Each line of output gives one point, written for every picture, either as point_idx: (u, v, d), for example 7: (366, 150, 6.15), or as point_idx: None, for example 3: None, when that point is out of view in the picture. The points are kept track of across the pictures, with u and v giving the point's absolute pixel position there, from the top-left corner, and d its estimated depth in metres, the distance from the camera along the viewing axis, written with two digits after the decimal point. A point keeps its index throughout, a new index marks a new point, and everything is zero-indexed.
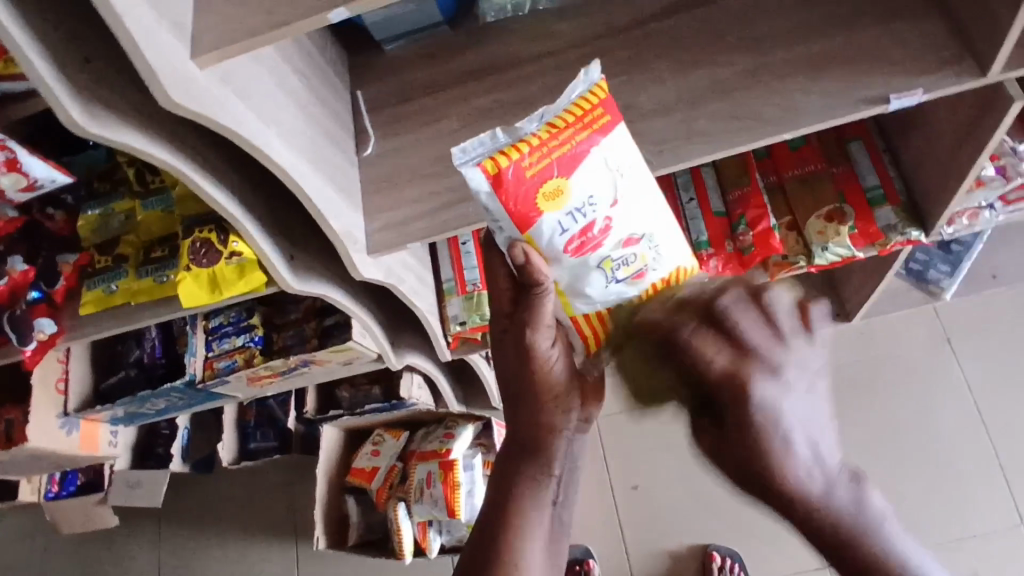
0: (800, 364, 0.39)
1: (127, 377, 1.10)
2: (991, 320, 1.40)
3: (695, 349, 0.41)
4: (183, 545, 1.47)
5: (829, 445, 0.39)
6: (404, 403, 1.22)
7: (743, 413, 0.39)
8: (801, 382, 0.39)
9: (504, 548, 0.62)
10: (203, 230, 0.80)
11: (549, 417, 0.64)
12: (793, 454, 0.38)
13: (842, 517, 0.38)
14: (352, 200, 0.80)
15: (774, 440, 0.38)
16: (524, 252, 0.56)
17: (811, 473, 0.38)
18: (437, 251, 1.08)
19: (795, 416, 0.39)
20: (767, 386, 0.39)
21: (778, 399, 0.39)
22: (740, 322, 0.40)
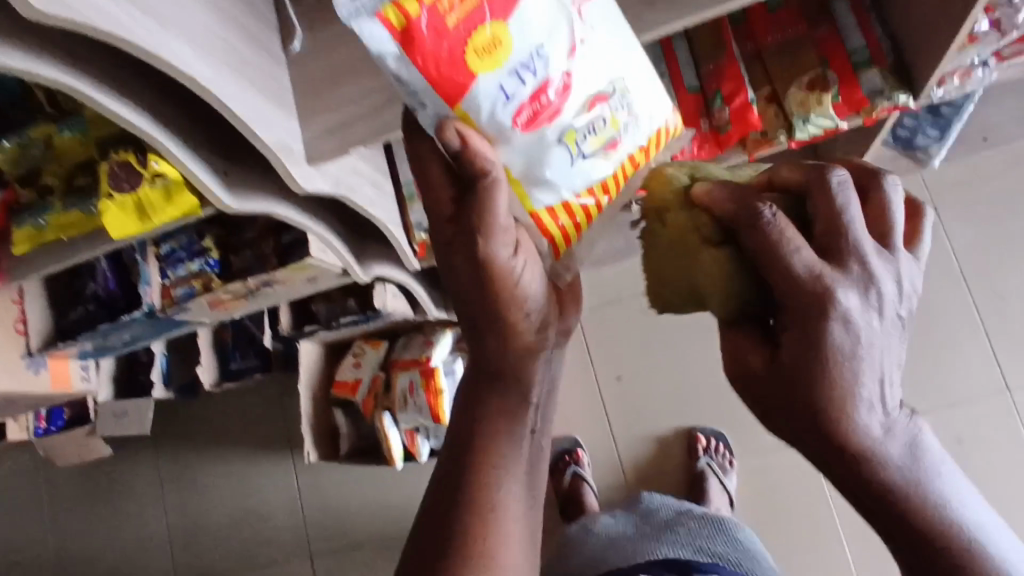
0: (878, 284, 0.45)
1: (87, 312, 1.07)
2: (978, 184, 1.35)
3: (779, 232, 0.45)
4: (182, 467, 1.50)
5: (893, 370, 0.46)
6: (379, 314, 1.18)
7: (824, 316, 0.44)
8: (879, 302, 0.45)
9: (476, 477, 0.54)
10: (122, 152, 0.74)
11: (522, 333, 0.55)
12: (865, 358, 0.45)
13: (874, 438, 0.45)
14: (282, 105, 0.73)
15: (843, 357, 0.45)
16: (459, 134, 0.49)
17: (872, 394, 0.45)
18: (393, 152, 1.00)
19: (865, 336, 0.45)
20: (854, 296, 0.44)
21: (867, 302, 0.45)
22: (844, 212, 0.46)
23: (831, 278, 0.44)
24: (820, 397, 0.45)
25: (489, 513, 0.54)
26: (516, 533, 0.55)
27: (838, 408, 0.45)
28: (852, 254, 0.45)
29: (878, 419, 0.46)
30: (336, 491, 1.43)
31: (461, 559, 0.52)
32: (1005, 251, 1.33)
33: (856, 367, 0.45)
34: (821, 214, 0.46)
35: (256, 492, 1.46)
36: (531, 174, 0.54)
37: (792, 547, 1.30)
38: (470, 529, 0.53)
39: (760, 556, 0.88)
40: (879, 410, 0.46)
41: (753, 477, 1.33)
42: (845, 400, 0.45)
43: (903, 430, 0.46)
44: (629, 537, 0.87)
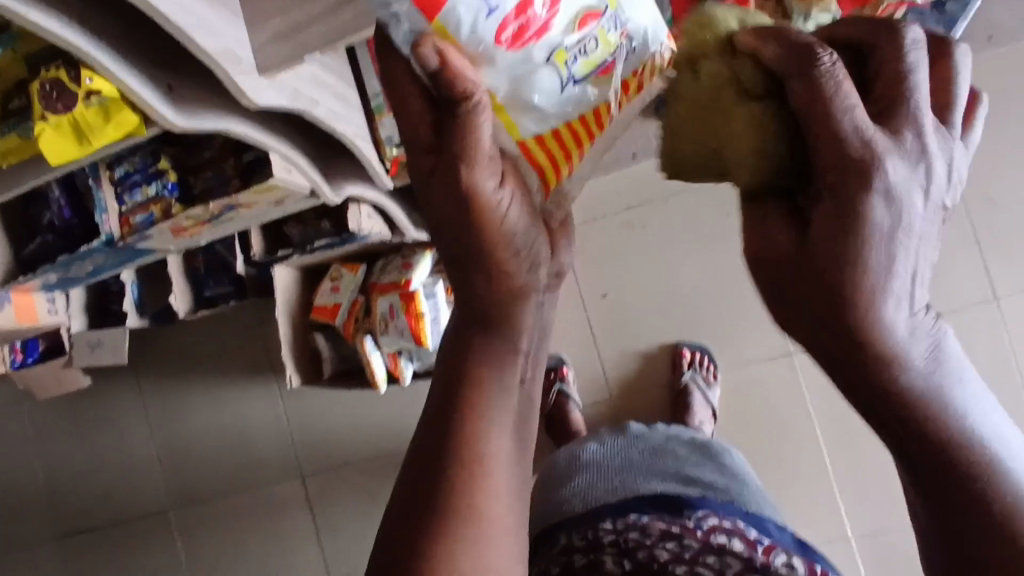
0: (926, 162, 0.40)
1: (45, 244, 1.00)
2: (981, 86, 1.28)
3: (835, 91, 0.38)
4: (165, 393, 1.49)
5: (919, 278, 0.42)
6: (355, 236, 1.14)
7: (864, 189, 0.39)
8: (922, 179, 0.40)
9: (469, 430, 0.47)
10: (51, 69, 0.68)
11: (511, 273, 0.50)
12: (902, 243, 0.40)
13: (896, 351, 0.41)
14: (224, 5, 0.65)
15: (881, 235, 0.39)
16: (438, 51, 0.44)
17: (901, 287, 0.41)
18: (358, 61, 0.92)
19: (906, 212, 0.40)
20: (898, 165, 0.39)
21: (912, 187, 0.39)
22: (908, 82, 0.40)
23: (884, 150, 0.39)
24: (845, 281, 0.40)
25: (487, 469, 0.47)
26: (510, 492, 0.48)
27: (862, 308, 0.40)
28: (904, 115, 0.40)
29: (904, 331, 0.41)
30: (323, 412, 1.43)
31: (459, 523, 0.45)
32: (1002, 157, 1.28)
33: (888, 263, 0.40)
34: (876, 69, 0.41)
35: (242, 415, 1.46)
36: (517, 98, 0.50)
37: (773, 455, 1.33)
38: (464, 480, 0.46)
39: (744, 478, 0.89)
40: (904, 317, 0.41)
41: (736, 389, 1.34)
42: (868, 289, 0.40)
43: (921, 361, 0.41)
44: (617, 468, 0.87)
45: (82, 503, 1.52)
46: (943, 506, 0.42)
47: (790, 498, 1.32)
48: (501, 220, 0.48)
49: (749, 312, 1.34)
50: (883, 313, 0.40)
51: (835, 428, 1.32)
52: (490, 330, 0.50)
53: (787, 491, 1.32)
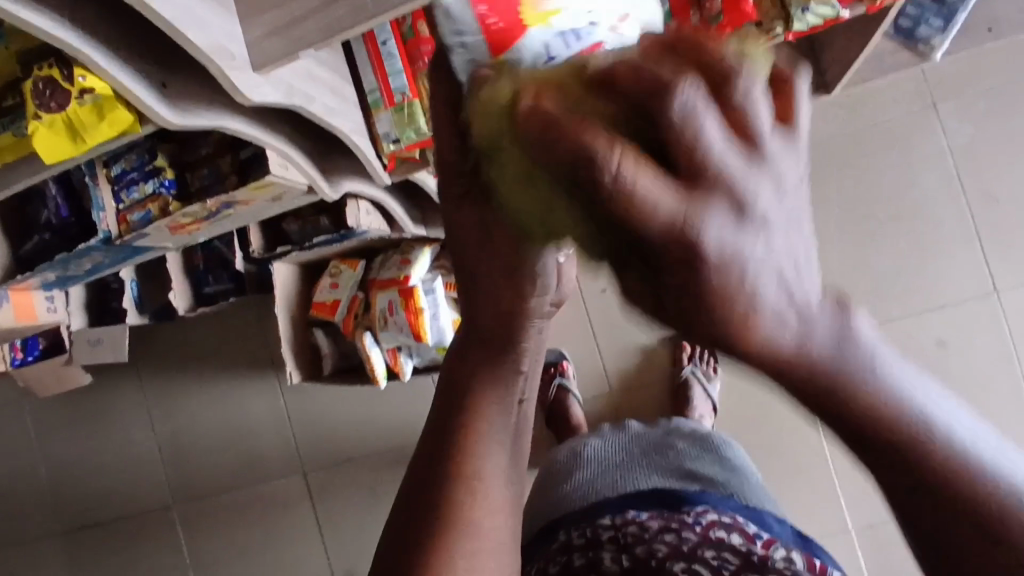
0: (766, 190, 0.25)
1: (42, 241, 1.00)
2: (981, 77, 1.27)
3: (625, 185, 0.25)
4: (166, 390, 1.49)
5: (808, 271, 0.26)
6: (354, 232, 1.14)
7: (695, 266, 0.25)
8: (771, 213, 0.26)
9: (461, 444, 0.48)
10: (44, 66, 0.67)
11: (527, 303, 0.49)
12: (766, 304, 0.26)
13: (799, 342, 0.26)
14: (217, 1, 0.65)
15: (737, 299, 0.25)
16: (494, 77, 0.37)
17: (785, 336, 0.26)
18: (355, 55, 0.92)
19: (758, 264, 0.25)
20: (731, 220, 0.25)
21: (743, 190, 0.25)
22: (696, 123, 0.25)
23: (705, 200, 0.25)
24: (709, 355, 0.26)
25: (481, 483, 0.48)
26: (502, 507, 0.48)
27: (738, 328, 0.26)
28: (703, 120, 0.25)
29: (798, 335, 0.26)
30: (323, 409, 1.44)
31: (451, 535, 0.46)
32: (1003, 149, 1.28)
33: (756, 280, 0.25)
34: (665, 129, 0.25)
35: (243, 412, 1.46)
36: None
37: (774, 449, 1.33)
38: (454, 491, 0.47)
39: (745, 472, 0.89)
40: (796, 326, 0.26)
41: (736, 383, 1.34)
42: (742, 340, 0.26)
43: (836, 345, 0.27)
44: (618, 462, 0.88)
45: (85, 500, 1.52)
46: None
47: (790, 491, 1.32)
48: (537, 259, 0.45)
49: None
50: (763, 332, 0.26)
51: None
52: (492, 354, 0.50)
53: (787, 485, 1.32)
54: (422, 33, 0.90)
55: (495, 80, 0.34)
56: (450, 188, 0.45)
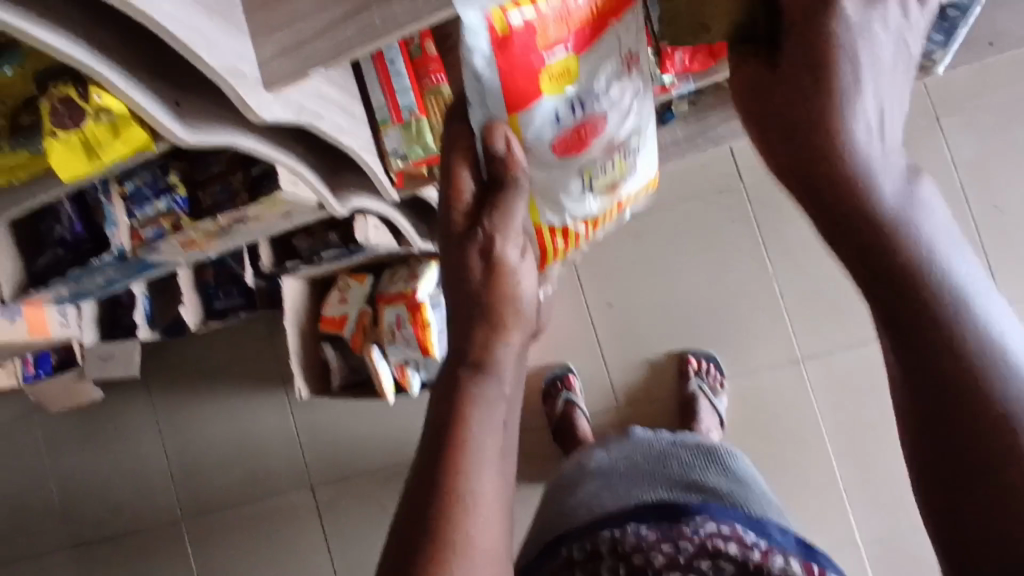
0: (875, 31, 0.41)
1: (57, 257, 1.03)
2: (984, 90, 1.28)
3: None
4: (176, 405, 1.50)
5: (886, 126, 0.41)
6: (362, 248, 1.15)
7: (818, 61, 0.41)
8: (878, 44, 0.41)
9: (450, 464, 0.48)
10: (61, 86, 0.68)
11: (507, 327, 0.55)
12: (854, 103, 0.40)
13: (867, 170, 0.39)
14: (231, 23, 0.67)
15: (840, 90, 0.41)
16: (505, 140, 0.56)
17: (867, 119, 0.41)
18: (363, 72, 0.93)
19: (859, 76, 0.41)
20: (856, 16, 0.41)
21: (866, 46, 0.41)
22: None
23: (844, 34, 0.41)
24: (810, 120, 0.41)
25: (472, 502, 0.47)
26: (494, 525, 0.47)
27: (825, 129, 0.40)
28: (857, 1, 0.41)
29: (869, 162, 0.40)
30: (330, 423, 1.44)
31: (441, 553, 0.45)
32: (1008, 162, 1.28)
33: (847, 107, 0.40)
34: None
35: (251, 427, 1.47)
36: (547, 191, 0.63)
37: (782, 463, 1.32)
38: (445, 513, 0.46)
39: (751, 481, 0.89)
40: (868, 127, 0.41)
41: (743, 397, 1.34)
42: (831, 117, 0.40)
43: (899, 196, 0.39)
44: (620, 476, 0.87)
45: (94, 514, 1.53)
46: (945, 429, 0.36)
47: (799, 505, 1.31)
48: (513, 280, 0.55)
49: (755, 319, 1.34)
50: (848, 135, 0.40)
51: (844, 434, 1.31)
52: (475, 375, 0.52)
53: (797, 500, 1.31)
54: (429, 51, 0.90)
55: None
56: (448, 233, 0.57)
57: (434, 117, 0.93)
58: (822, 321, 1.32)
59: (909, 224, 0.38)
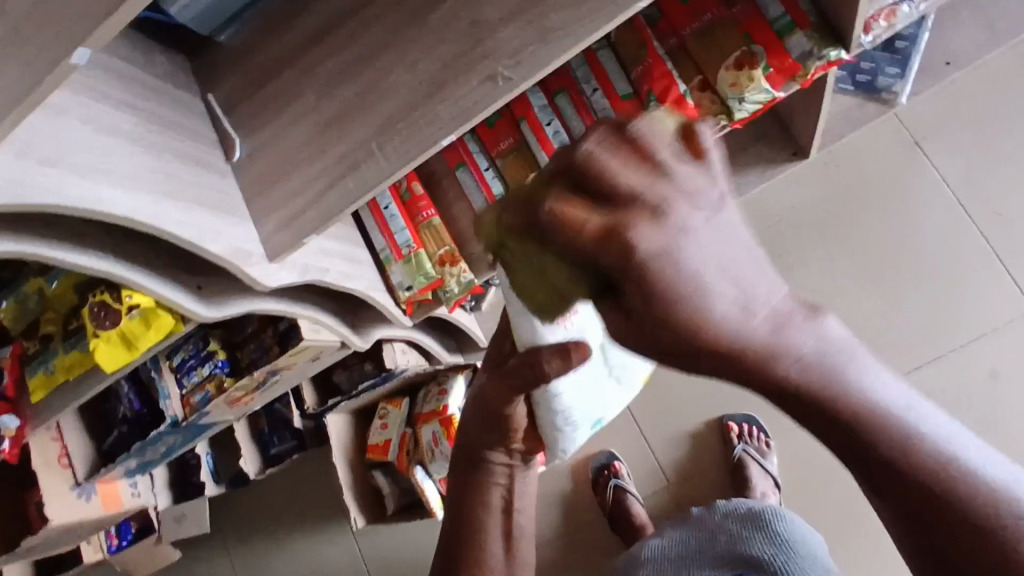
0: (702, 201, 0.29)
1: (121, 434, 1.12)
2: (954, 107, 1.30)
3: (594, 163, 0.28)
4: (250, 554, 1.55)
5: (758, 265, 0.30)
6: (394, 373, 1.22)
7: (636, 261, 0.28)
8: (700, 198, 0.29)
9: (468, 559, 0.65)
10: (98, 292, 0.79)
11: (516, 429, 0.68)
12: (716, 272, 0.29)
13: (785, 345, 0.30)
14: (234, 213, 0.78)
15: (677, 269, 0.29)
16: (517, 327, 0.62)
17: (744, 295, 0.30)
18: (364, 222, 1.04)
19: (700, 235, 0.29)
20: (674, 203, 0.28)
21: (696, 235, 0.29)
22: (609, 170, 0.28)
23: (665, 243, 0.28)
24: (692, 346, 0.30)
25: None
26: None
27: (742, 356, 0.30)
28: (677, 189, 0.29)
29: (767, 327, 0.30)
30: (394, 548, 1.47)
31: None
32: (998, 169, 1.29)
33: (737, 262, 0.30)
34: (597, 179, 0.28)
35: (319, 564, 1.51)
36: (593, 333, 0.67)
37: (853, 517, 1.27)
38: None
39: (802, 544, 0.89)
40: (767, 316, 0.30)
41: (795, 452, 1.32)
42: (698, 318, 0.29)
43: (820, 345, 0.31)
44: (676, 561, 0.89)
45: None
46: None
47: (879, 561, 1.25)
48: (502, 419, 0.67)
49: None
50: (730, 317, 0.30)
51: None
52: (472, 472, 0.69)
53: (876, 553, 1.25)
54: (417, 192, 1.03)
55: (492, 212, 0.33)
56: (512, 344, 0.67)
57: (432, 246, 1.02)
58: None
59: (843, 373, 0.31)
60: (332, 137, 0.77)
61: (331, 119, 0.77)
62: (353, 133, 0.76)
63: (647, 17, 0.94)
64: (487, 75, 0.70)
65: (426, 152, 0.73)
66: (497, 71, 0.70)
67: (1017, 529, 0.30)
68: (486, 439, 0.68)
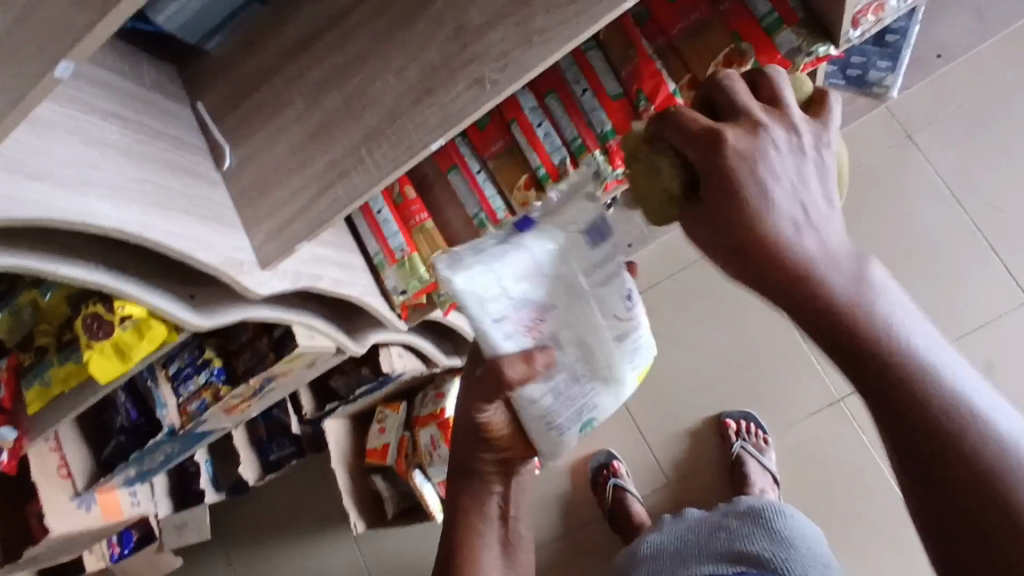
0: (786, 142, 0.47)
1: (120, 443, 1.12)
2: (945, 100, 1.31)
3: (731, 90, 0.49)
4: (251, 561, 1.55)
5: (816, 199, 0.47)
6: (390, 376, 1.22)
7: (721, 158, 0.46)
8: (789, 145, 0.47)
9: (461, 552, 0.70)
10: (91, 304, 0.79)
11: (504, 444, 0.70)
12: (777, 187, 0.46)
13: (823, 263, 0.45)
14: (224, 222, 0.78)
15: (751, 176, 0.45)
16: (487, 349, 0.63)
17: (795, 214, 0.46)
18: (357, 227, 1.05)
19: (772, 161, 0.46)
20: (768, 137, 0.47)
21: (781, 150, 0.46)
22: (734, 92, 0.49)
23: (751, 148, 0.46)
24: (747, 226, 0.45)
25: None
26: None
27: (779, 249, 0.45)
28: (773, 121, 0.47)
29: (811, 249, 0.45)
30: (396, 552, 1.47)
31: None
32: (989, 161, 1.30)
33: (783, 184, 0.46)
34: (724, 102, 0.49)
35: (320, 570, 1.51)
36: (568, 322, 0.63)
37: (853, 512, 1.27)
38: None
39: (802, 542, 0.89)
40: (808, 229, 0.45)
41: (794, 448, 1.31)
42: (761, 218, 0.45)
43: (853, 280, 0.44)
44: (673, 557, 0.89)
45: None
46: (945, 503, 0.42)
47: (881, 556, 1.25)
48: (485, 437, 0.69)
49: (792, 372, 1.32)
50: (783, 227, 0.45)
51: None
52: (467, 479, 0.72)
53: (878, 548, 1.25)
54: (409, 196, 1.02)
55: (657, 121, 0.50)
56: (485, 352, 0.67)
57: (426, 250, 1.02)
58: None
59: (872, 306, 0.44)
60: (321, 144, 0.77)
61: (320, 126, 0.77)
62: (341, 140, 0.76)
63: (636, 17, 0.94)
64: (474, 80, 0.70)
65: (414, 157, 0.73)
66: (484, 75, 0.70)
67: (979, 446, 0.41)
68: (472, 445, 0.70)
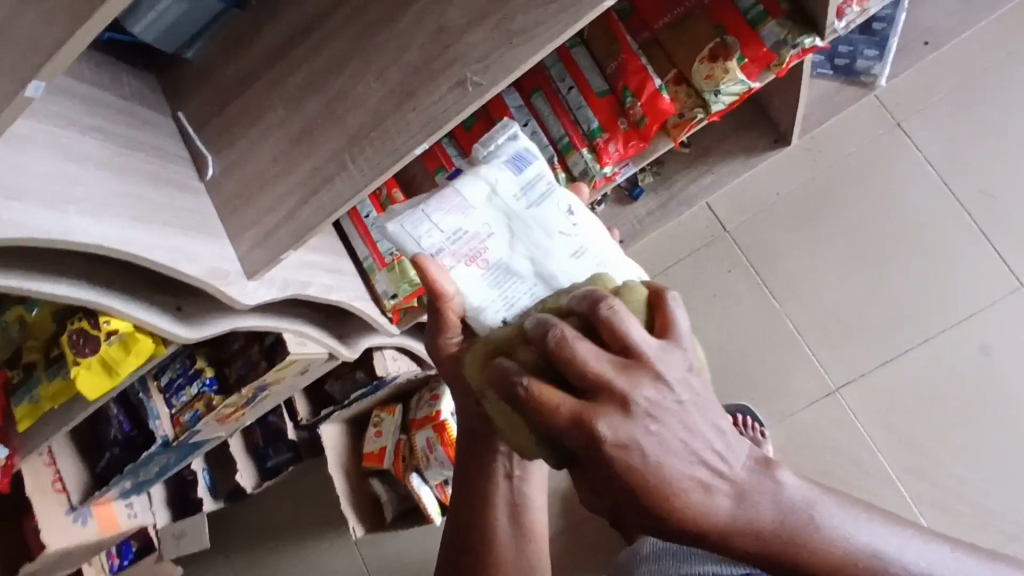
0: (656, 391, 0.43)
1: (113, 457, 1.11)
2: (932, 86, 1.31)
3: (570, 354, 0.43)
4: (253, 567, 1.55)
5: (716, 452, 0.44)
6: (386, 380, 1.22)
7: (601, 450, 0.42)
8: (663, 405, 0.43)
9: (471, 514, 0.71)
10: (76, 320, 0.78)
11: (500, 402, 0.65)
12: (678, 466, 0.42)
13: (729, 514, 0.44)
14: (208, 233, 0.77)
15: (639, 465, 0.42)
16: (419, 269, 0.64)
17: (702, 479, 0.43)
18: (346, 232, 1.04)
19: (656, 439, 0.42)
20: (632, 421, 0.42)
21: (660, 414, 0.42)
22: (579, 359, 0.43)
23: (630, 434, 0.42)
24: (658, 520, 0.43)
25: (479, 549, 0.70)
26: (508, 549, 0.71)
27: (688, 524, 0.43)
28: (634, 383, 0.42)
29: (727, 499, 0.43)
30: (397, 552, 1.47)
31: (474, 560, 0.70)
32: (978, 146, 1.30)
33: (682, 453, 0.43)
34: (567, 373, 0.43)
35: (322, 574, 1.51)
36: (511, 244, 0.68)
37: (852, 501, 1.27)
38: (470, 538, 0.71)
39: None
40: (714, 492, 0.43)
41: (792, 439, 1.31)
42: (672, 500, 0.42)
43: (752, 498, 0.44)
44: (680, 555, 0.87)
45: None
46: None
47: None
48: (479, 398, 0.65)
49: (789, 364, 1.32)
50: (690, 501, 0.43)
51: (908, 459, 1.26)
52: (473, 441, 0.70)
53: None
54: (397, 199, 1.02)
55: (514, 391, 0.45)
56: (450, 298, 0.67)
57: None
58: (846, 348, 1.30)
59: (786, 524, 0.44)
60: (304, 151, 0.76)
61: (302, 133, 0.77)
62: (324, 146, 0.75)
63: (619, 12, 0.92)
64: (455, 82, 0.70)
65: (400, 160, 0.72)
66: (466, 77, 0.69)
67: None
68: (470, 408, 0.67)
